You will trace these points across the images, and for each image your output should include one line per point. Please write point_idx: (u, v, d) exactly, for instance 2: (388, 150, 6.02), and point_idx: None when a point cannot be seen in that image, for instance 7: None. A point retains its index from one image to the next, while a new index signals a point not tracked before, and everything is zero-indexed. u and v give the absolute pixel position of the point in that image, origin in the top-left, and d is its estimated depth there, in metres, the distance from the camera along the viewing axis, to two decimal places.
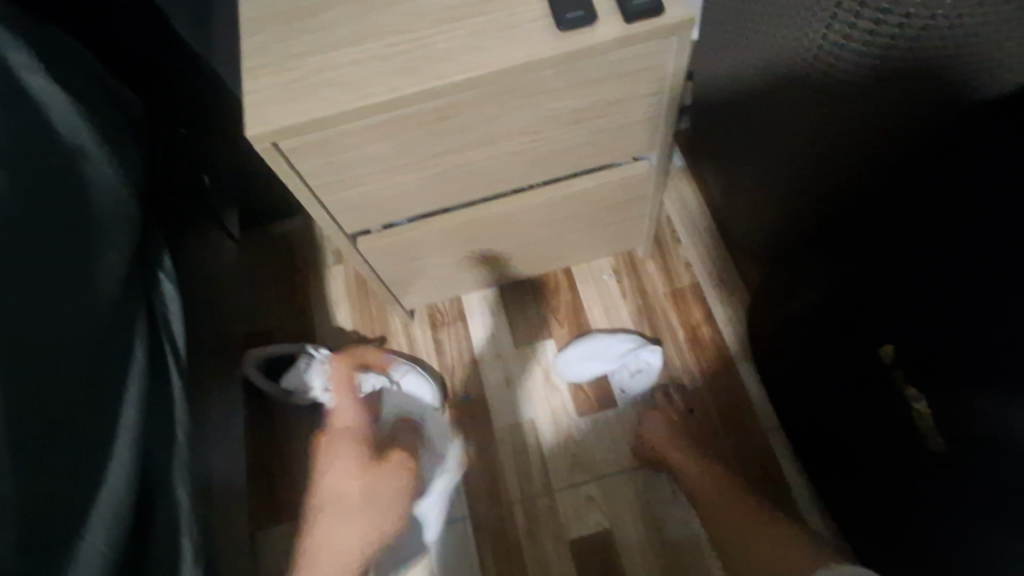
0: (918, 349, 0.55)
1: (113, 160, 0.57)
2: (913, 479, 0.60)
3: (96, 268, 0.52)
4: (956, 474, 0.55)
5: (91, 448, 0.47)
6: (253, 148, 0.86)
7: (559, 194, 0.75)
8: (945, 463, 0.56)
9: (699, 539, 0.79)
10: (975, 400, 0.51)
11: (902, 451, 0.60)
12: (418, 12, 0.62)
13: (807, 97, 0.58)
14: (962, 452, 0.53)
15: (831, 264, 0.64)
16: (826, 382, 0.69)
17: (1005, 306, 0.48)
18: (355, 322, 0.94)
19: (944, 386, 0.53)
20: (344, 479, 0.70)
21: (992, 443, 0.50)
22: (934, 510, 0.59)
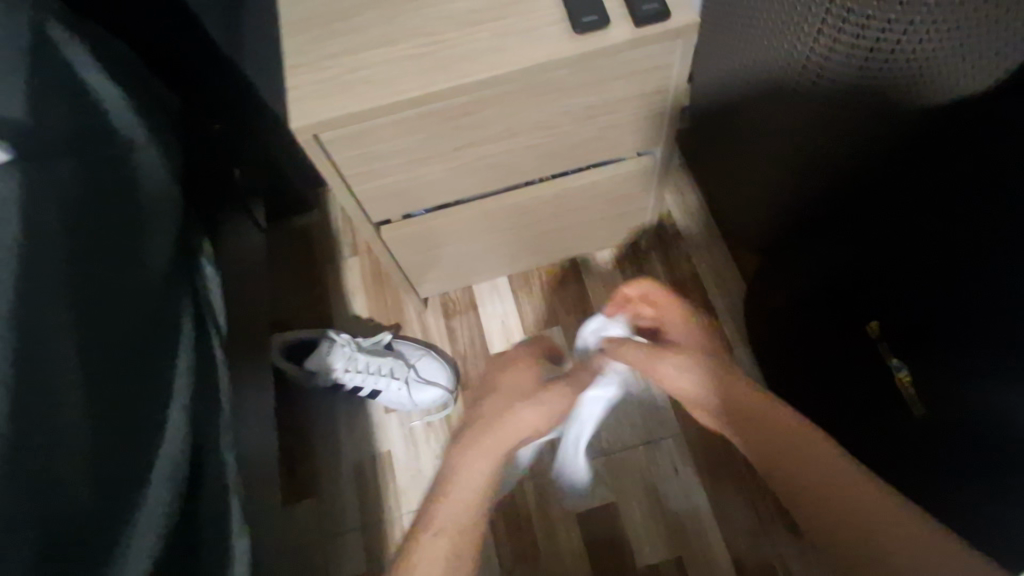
0: (913, 320, 0.61)
1: (157, 151, 0.65)
2: (890, 448, 0.65)
3: (148, 248, 0.60)
4: (934, 438, 0.60)
5: (150, 415, 0.55)
6: (283, 143, 0.93)
7: (563, 189, 0.79)
8: (924, 427, 0.61)
9: (699, 514, 0.85)
10: (967, 362, 0.56)
11: (885, 419, 0.65)
12: (442, 14, 0.62)
13: (794, 100, 0.68)
14: (943, 415, 0.58)
15: (834, 245, 0.69)
16: (813, 358, 0.74)
17: (1005, 272, 0.53)
18: (371, 311, 1.03)
19: (937, 350, 0.58)
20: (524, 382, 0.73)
21: (974, 405, 0.55)
22: (911, 477, 0.63)
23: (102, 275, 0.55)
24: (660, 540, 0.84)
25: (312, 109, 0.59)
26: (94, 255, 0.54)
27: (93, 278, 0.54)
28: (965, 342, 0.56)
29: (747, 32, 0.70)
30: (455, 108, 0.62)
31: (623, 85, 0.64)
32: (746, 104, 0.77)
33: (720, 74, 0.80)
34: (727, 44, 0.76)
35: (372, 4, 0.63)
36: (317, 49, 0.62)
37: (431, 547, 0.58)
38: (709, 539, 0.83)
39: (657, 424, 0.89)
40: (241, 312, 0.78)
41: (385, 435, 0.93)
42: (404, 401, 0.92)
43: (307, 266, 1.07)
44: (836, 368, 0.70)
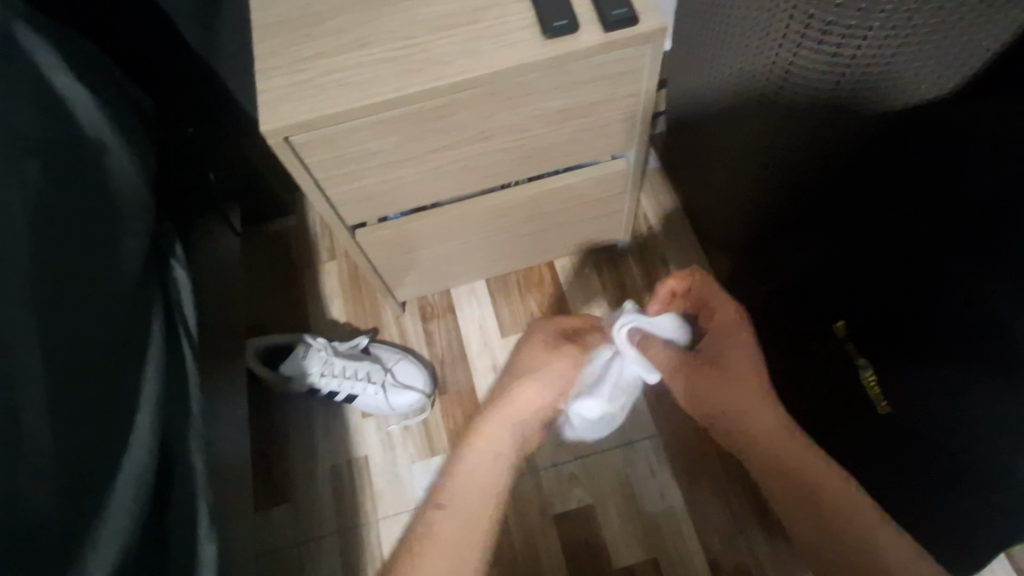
0: (884, 317, 0.62)
1: (128, 153, 0.64)
2: (856, 443, 0.66)
3: (117, 251, 0.59)
4: (900, 434, 0.61)
5: (116, 419, 0.54)
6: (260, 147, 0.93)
7: (538, 192, 0.79)
8: (888, 423, 0.62)
9: (674, 514, 0.85)
10: (940, 361, 0.57)
11: (850, 413, 0.66)
12: (416, 18, 0.63)
13: (763, 103, 0.69)
14: (908, 412, 0.60)
15: (806, 243, 0.70)
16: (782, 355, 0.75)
17: (978, 276, 0.55)
18: (348, 315, 1.02)
19: (909, 349, 0.59)
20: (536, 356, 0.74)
21: (944, 403, 0.57)
22: (878, 472, 0.64)
23: (65, 278, 0.54)
24: (636, 540, 0.84)
25: (283, 111, 0.59)
26: (57, 258, 0.54)
27: (57, 280, 0.53)
28: (937, 343, 0.57)
29: (720, 35, 0.71)
30: (429, 111, 0.62)
31: (595, 89, 0.65)
32: (719, 108, 0.78)
33: (694, 78, 0.82)
34: (701, 47, 0.77)
35: (345, 7, 0.64)
36: (290, 51, 0.62)
37: (445, 518, 0.65)
38: (685, 540, 0.84)
39: (634, 426, 0.90)
40: (214, 316, 0.77)
41: (362, 440, 0.93)
42: (381, 405, 0.91)
43: (285, 271, 1.06)
44: (806, 369, 0.71)
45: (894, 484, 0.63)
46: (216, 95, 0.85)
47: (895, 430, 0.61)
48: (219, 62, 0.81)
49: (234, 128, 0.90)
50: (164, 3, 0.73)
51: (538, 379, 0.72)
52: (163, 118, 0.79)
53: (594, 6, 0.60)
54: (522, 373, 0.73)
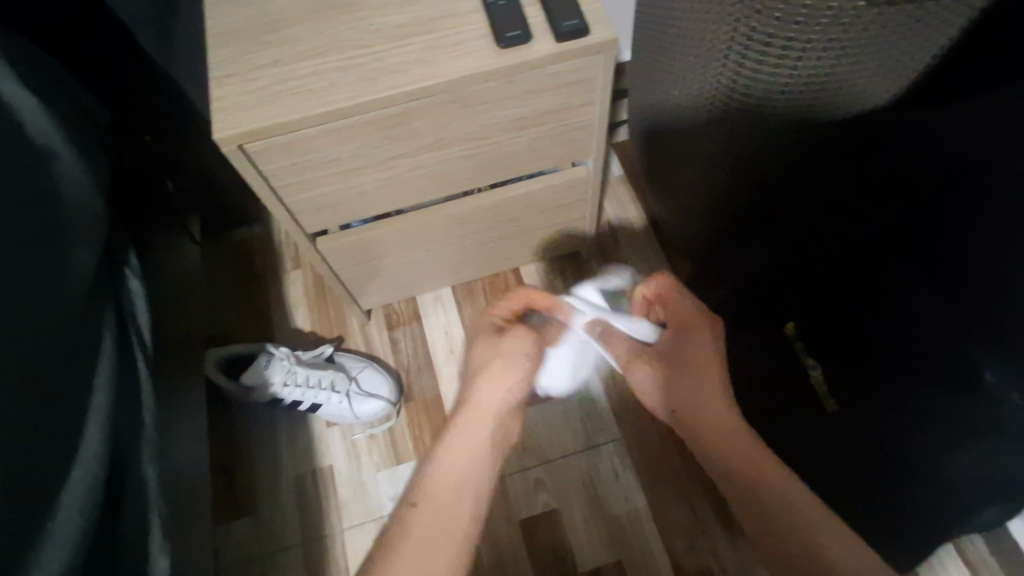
0: (832, 319, 0.64)
1: (80, 161, 0.64)
2: (807, 437, 0.68)
3: (67, 260, 0.59)
4: (847, 428, 0.64)
5: (65, 431, 0.53)
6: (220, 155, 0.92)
7: (499, 199, 0.80)
8: (836, 417, 0.65)
9: (637, 516, 0.86)
10: (882, 364, 0.60)
11: (800, 408, 0.68)
12: (373, 27, 0.63)
13: (713, 112, 0.71)
14: (855, 407, 0.63)
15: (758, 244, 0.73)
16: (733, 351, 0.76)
17: (912, 284, 0.57)
18: (313, 323, 1.02)
19: (854, 351, 0.62)
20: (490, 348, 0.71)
21: (887, 402, 0.60)
22: (828, 463, 0.67)
23: (12, 287, 0.53)
24: (601, 543, 0.85)
25: (238, 118, 0.59)
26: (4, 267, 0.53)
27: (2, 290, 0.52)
28: (878, 347, 0.60)
29: (673, 44, 0.73)
30: (385, 119, 0.62)
31: (551, 98, 0.66)
32: (674, 116, 0.79)
33: (652, 88, 0.84)
34: (657, 57, 0.79)
35: (301, 16, 0.64)
36: (245, 59, 0.62)
37: (421, 517, 0.58)
38: (648, 541, 0.84)
39: (599, 429, 0.91)
40: (172, 325, 0.76)
41: (327, 449, 0.92)
42: (345, 414, 0.91)
43: (248, 279, 1.05)
44: (753, 367, 0.73)
45: (845, 478, 0.66)
46: (175, 103, 0.84)
47: (842, 425, 0.64)
48: (177, 70, 0.81)
49: (194, 136, 0.89)
50: (119, 11, 0.73)
51: (490, 373, 0.68)
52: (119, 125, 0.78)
53: (547, 17, 0.61)
54: (475, 368, 0.69)
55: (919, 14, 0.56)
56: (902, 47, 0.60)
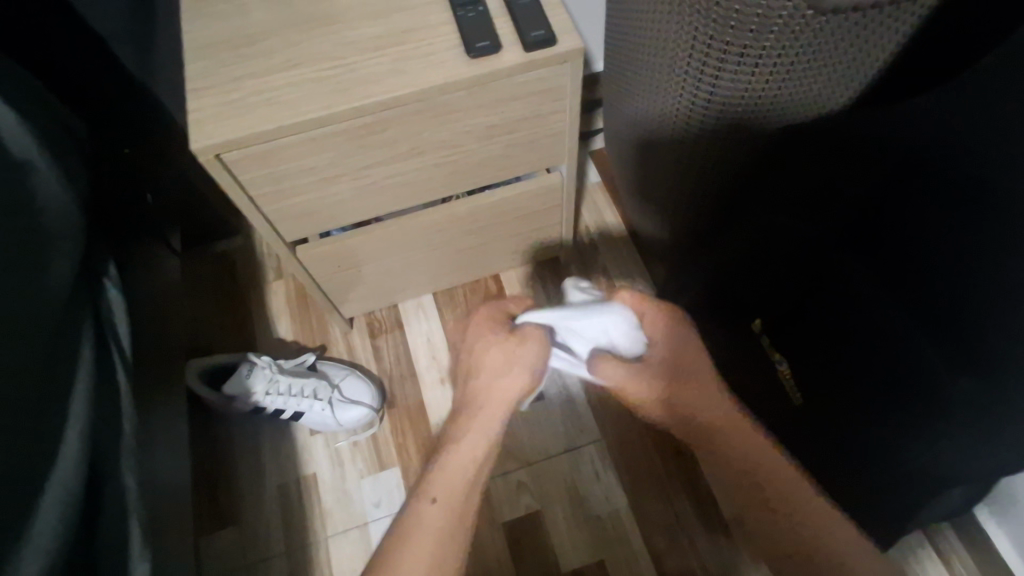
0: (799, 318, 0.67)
1: (58, 175, 0.65)
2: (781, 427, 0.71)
3: (45, 271, 0.59)
4: (813, 418, 0.66)
5: (43, 438, 0.54)
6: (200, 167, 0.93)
7: (476, 206, 0.82)
8: (804, 409, 0.67)
9: (619, 515, 0.87)
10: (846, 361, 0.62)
11: (772, 400, 0.71)
12: (346, 40, 0.65)
13: (678, 118, 0.74)
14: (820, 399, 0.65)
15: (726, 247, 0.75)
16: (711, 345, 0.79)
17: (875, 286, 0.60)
18: (296, 333, 1.02)
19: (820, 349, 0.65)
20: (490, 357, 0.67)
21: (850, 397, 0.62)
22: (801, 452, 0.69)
23: None
24: (583, 543, 0.86)
25: (215, 129, 0.60)
26: None
27: None
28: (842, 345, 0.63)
29: (636, 55, 0.75)
30: (359, 129, 0.64)
31: (522, 106, 0.68)
32: (640, 125, 0.82)
33: (620, 96, 0.86)
34: (622, 67, 0.81)
35: (278, 29, 0.66)
36: (222, 71, 0.63)
37: (435, 514, 0.61)
38: (630, 540, 0.86)
39: (580, 431, 0.92)
40: (151, 337, 0.77)
41: (310, 457, 0.93)
42: (328, 422, 0.91)
43: (230, 290, 1.06)
44: (732, 364, 0.76)
45: (815, 472, 0.68)
46: (153, 116, 0.86)
47: (810, 416, 0.67)
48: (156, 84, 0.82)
49: (173, 149, 0.90)
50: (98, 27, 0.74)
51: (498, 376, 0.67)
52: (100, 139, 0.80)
53: (516, 29, 0.63)
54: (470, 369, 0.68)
55: (866, 24, 0.59)
56: (852, 53, 0.62)
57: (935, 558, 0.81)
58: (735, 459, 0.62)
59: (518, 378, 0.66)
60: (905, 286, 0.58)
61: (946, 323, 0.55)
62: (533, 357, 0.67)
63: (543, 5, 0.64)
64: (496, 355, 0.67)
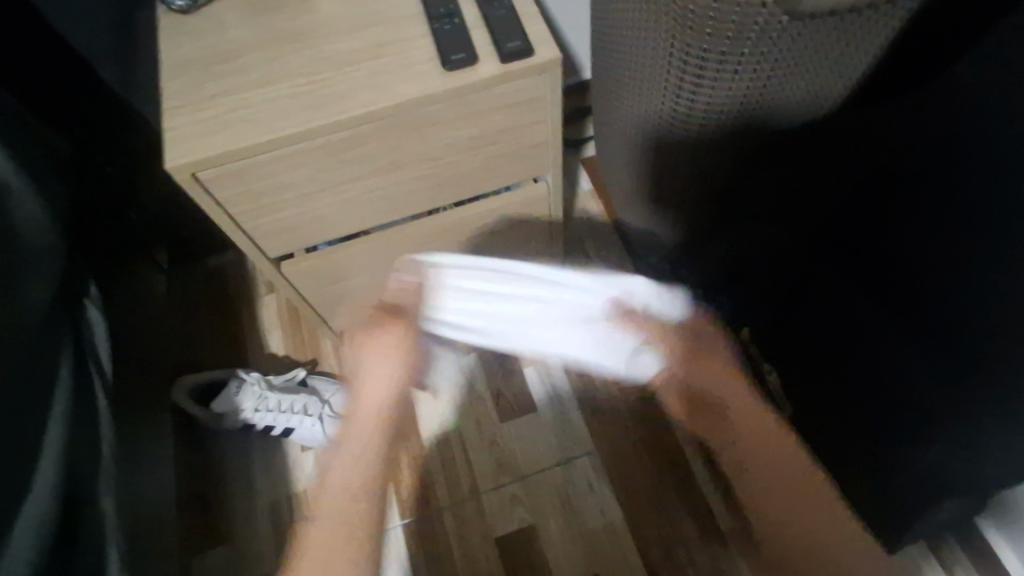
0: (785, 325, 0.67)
1: (37, 196, 0.65)
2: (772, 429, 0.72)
3: (23, 294, 0.59)
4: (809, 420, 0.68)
5: (19, 462, 0.53)
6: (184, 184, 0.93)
7: (463, 217, 0.81)
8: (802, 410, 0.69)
9: (615, 529, 0.86)
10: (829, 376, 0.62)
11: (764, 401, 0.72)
12: (322, 55, 0.65)
13: (661, 126, 0.73)
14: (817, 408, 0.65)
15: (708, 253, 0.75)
16: None
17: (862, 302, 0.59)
18: (287, 348, 1.02)
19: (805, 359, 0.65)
20: (382, 353, 0.64)
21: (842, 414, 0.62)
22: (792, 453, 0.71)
23: None
24: (577, 558, 0.84)
25: (188, 147, 0.60)
26: None
27: None
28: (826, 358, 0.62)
29: (616, 64, 0.74)
30: (337, 144, 0.64)
31: (503, 117, 0.67)
32: (624, 132, 0.80)
33: (606, 103, 0.84)
34: (605, 74, 0.80)
35: (253, 47, 0.66)
36: (196, 89, 0.63)
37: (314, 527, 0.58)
38: (625, 555, 0.84)
39: (574, 443, 0.91)
40: (135, 355, 0.77)
41: (301, 474, 0.92)
42: (318, 437, 0.90)
43: (221, 307, 1.05)
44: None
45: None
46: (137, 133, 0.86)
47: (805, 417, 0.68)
48: None
49: (156, 166, 0.90)
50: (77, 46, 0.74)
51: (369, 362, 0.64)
52: (82, 161, 0.80)
53: (492, 40, 0.63)
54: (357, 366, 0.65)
55: (846, 27, 0.58)
56: (834, 56, 0.61)
57: (939, 569, 0.78)
58: (733, 440, 0.57)
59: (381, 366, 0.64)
60: (902, 305, 0.58)
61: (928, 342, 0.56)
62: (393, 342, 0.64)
63: (519, 16, 0.63)
64: (369, 339, 0.64)
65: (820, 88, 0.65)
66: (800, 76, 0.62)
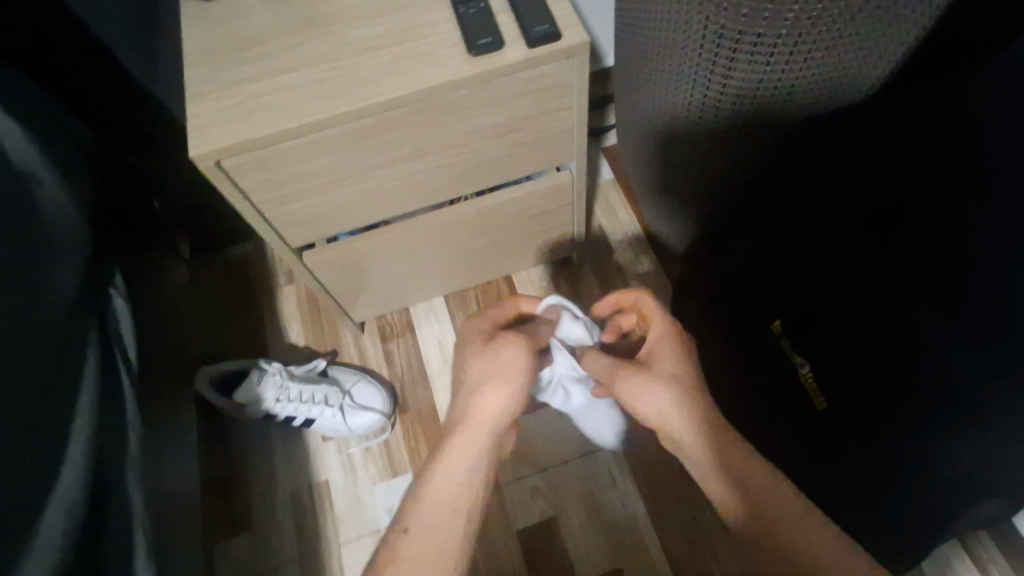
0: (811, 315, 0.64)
1: (61, 185, 0.65)
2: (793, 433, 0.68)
3: (51, 282, 0.59)
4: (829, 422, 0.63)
5: (49, 450, 0.53)
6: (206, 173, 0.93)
7: (486, 206, 0.80)
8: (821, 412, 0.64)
9: (638, 521, 0.85)
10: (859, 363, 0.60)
11: (781, 398, 0.68)
12: (345, 41, 0.64)
13: (689, 112, 0.71)
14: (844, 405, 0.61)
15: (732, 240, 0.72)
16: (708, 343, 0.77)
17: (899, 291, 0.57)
18: (307, 338, 1.02)
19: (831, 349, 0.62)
20: (475, 368, 0.60)
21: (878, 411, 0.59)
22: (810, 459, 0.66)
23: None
24: (600, 551, 0.84)
25: (213, 135, 0.59)
26: None
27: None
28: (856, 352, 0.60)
29: (642, 48, 0.72)
30: (360, 131, 0.63)
31: (528, 104, 0.66)
32: (649, 116, 0.78)
33: (630, 85, 0.81)
34: (631, 55, 0.77)
35: (277, 32, 0.65)
36: (220, 76, 0.63)
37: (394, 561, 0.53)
38: (648, 548, 0.83)
39: None
40: (159, 345, 0.77)
41: (323, 464, 0.92)
42: (339, 427, 0.90)
43: (241, 298, 1.06)
44: (731, 375, 0.73)
45: (826, 469, 0.65)
46: (159, 122, 0.86)
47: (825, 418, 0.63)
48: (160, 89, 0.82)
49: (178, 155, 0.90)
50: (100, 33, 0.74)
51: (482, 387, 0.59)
52: (107, 151, 0.80)
53: (519, 24, 0.61)
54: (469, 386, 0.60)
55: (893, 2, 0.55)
56: (871, 37, 0.59)
57: (969, 564, 0.77)
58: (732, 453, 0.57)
59: (494, 385, 0.59)
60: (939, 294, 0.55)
61: (980, 298, 0.52)
62: (512, 361, 0.60)
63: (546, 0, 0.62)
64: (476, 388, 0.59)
65: (857, 73, 0.63)
66: (837, 58, 0.60)
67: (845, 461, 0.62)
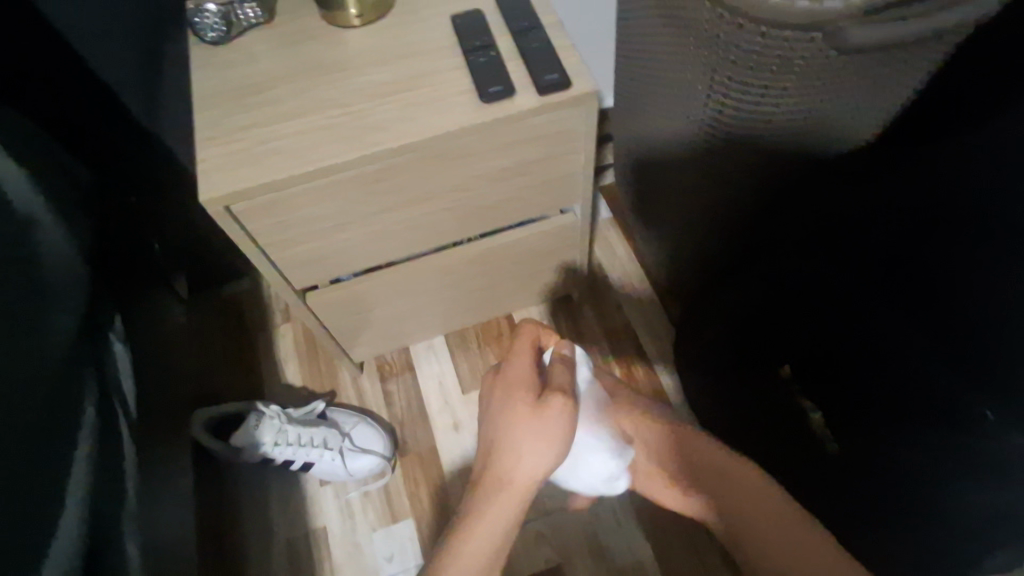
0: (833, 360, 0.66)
1: (62, 226, 0.64)
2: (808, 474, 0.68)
3: (50, 326, 0.58)
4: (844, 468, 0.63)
5: (47, 503, 0.51)
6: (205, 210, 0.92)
7: (491, 248, 0.80)
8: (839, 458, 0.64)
9: (645, 568, 0.83)
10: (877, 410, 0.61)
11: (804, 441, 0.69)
12: (355, 87, 0.64)
13: (694, 153, 0.69)
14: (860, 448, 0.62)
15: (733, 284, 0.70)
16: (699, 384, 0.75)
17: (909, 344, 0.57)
18: (304, 378, 1.00)
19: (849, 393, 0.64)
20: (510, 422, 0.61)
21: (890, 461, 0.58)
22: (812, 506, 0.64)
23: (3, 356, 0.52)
24: None
25: (223, 179, 0.59)
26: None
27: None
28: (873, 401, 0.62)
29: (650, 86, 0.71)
30: (370, 176, 0.63)
31: (536, 149, 0.67)
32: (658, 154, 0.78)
33: (633, 121, 0.82)
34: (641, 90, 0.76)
35: (287, 77, 0.66)
36: (230, 120, 0.63)
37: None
38: None
39: None
40: (156, 389, 0.75)
41: (320, 509, 0.89)
42: (338, 471, 0.88)
43: (236, 337, 1.04)
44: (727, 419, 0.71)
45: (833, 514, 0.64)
46: (160, 161, 0.85)
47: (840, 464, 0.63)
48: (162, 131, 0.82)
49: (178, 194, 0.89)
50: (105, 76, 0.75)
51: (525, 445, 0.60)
52: (105, 190, 0.79)
53: (528, 73, 0.63)
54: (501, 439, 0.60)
55: (912, 55, 0.54)
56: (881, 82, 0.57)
57: None
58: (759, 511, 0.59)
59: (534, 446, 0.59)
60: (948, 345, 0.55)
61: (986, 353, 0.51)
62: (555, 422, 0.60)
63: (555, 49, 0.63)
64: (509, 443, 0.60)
65: (867, 114, 0.61)
66: (844, 104, 0.59)
67: (844, 511, 0.60)
